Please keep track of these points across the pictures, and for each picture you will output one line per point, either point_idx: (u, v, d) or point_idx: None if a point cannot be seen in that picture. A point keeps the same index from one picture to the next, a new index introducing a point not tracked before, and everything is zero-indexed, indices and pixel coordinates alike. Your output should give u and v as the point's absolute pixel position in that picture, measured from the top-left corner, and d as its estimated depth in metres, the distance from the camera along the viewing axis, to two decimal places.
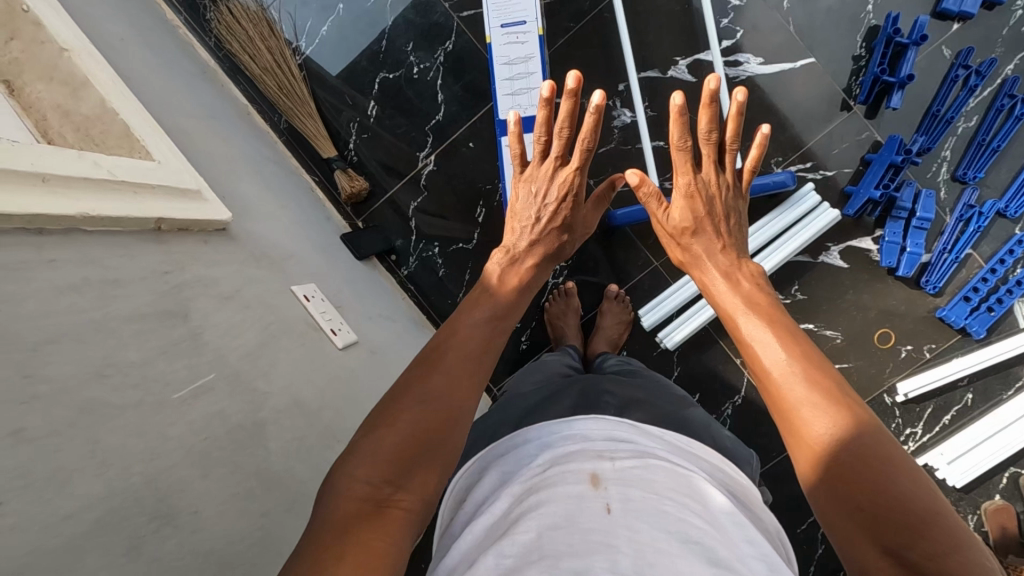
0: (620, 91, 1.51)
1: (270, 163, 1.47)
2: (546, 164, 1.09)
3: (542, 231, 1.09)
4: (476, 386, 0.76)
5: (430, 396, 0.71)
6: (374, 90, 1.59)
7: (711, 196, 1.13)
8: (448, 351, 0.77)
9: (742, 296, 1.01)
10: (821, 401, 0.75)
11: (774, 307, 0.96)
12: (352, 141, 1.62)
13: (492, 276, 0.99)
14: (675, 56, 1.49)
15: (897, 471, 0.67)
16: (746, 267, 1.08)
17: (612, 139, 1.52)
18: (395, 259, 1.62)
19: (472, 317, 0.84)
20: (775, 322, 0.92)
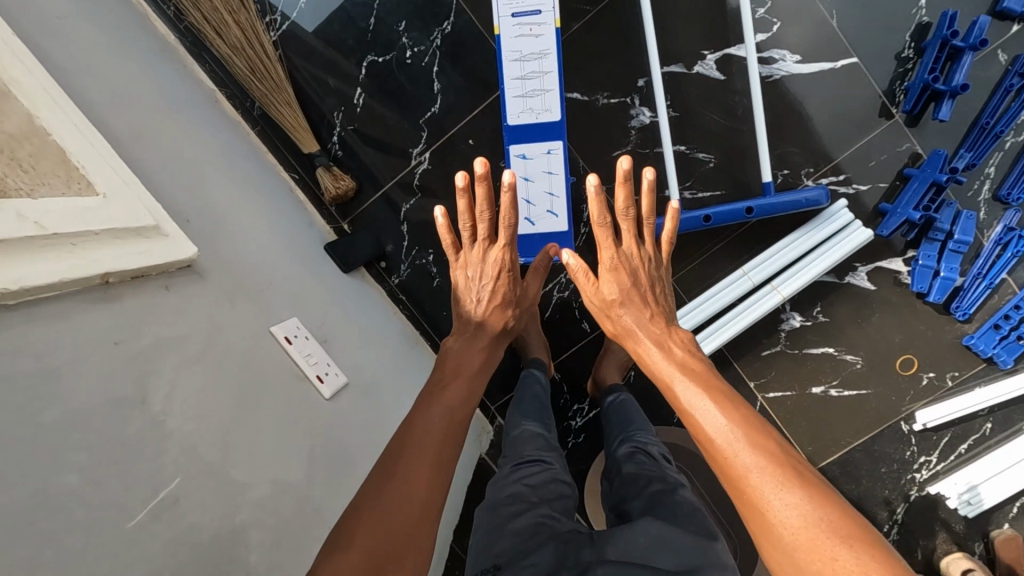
0: (640, 87, 1.34)
1: (246, 160, 1.29)
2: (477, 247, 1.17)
3: (489, 307, 1.19)
4: (439, 481, 0.80)
5: (395, 495, 0.74)
6: (361, 76, 1.40)
7: (635, 268, 1.20)
8: (414, 448, 0.83)
9: (680, 364, 1.08)
10: (768, 466, 0.82)
11: (706, 376, 1.04)
12: (337, 133, 1.44)
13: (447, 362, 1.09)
14: (703, 49, 1.32)
15: (853, 521, 0.75)
16: (676, 334, 1.16)
17: (628, 141, 1.36)
18: (384, 266, 1.47)
19: (431, 409, 0.93)
20: (718, 390, 0.99)
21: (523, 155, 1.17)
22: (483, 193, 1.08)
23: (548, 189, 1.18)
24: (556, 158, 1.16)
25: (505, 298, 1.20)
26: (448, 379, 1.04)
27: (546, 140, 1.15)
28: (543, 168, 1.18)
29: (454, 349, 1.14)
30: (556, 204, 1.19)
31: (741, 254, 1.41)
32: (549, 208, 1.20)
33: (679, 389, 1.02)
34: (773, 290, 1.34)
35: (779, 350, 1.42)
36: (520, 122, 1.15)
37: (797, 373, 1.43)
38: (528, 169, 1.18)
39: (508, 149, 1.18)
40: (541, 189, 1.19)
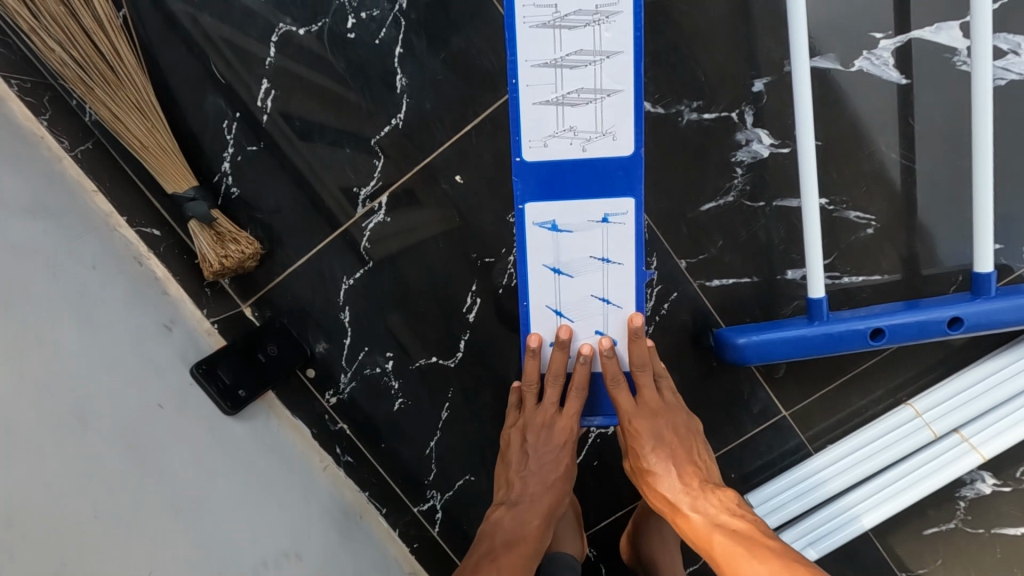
0: (756, 93, 0.77)
1: (40, 208, 0.68)
2: (545, 402, 0.76)
3: (546, 484, 0.78)
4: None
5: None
6: (268, 59, 0.81)
7: (667, 445, 0.75)
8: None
9: (736, 540, 0.65)
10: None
11: (767, 534, 0.65)
12: (228, 156, 0.83)
13: None
14: (874, 28, 0.74)
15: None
16: (727, 492, 0.72)
17: (729, 186, 0.79)
18: (312, 380, 0.89)
19: None
20: (779, 555, 0.61)
21: (553, 226, 0.69)
22: (561, 358, 0.73)
23: (597, 292, 0.71)
24: (617, 233, 0.69)
25: (568, 470, 0.79)
26: (493, 549, 0.75)
27: (602, 200, 0.68)
28: (592, 250, 0.70)
29: (508, 523, 0.76)
30: (612, 316, 0.72)
31: (903, 376, 0.85)
32: (600, 323, 0.72)
33: (722, 551, 0.65)
34: (967, 445, 0.79)
35: (951, 529, 0.88)
36: (553, 161, 0.66)
37: (979, 564, 0.88)
38: (565, 253, 0.70)
39: (525, 216, 0.68)
40: (586, 289, 0.71)
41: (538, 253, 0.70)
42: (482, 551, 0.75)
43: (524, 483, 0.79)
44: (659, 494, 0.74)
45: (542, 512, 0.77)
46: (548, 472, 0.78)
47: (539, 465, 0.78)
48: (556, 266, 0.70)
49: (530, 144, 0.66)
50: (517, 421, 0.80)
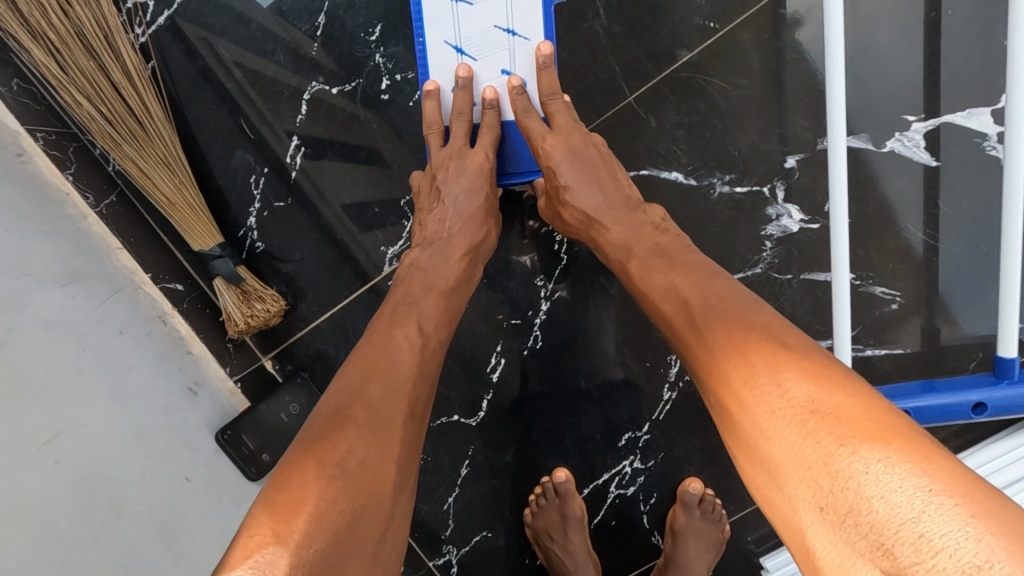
0: (788, 169, 0.78)
1: (67, 274, 0.67)
2: (455, 140, 0.73)
3: (469, 218, 0.72)
4: (408, 433, 0.55)
5: (346, 461, 0.50)
6: (299, 115, 0.80)
7: (582, 159, 0.70)
8: (370, 376, 0.56)
9: (657, 252, 0.62)
10: (779, 388, 0.47)
11: (685, 247, 0.63)
12: (254, 211, 0.82)
13: (386, 313, 0.64)
14: (906, 111, 0.75)
15: (930, 451, 0.41)
16: (652, 210, 0.68)
17: (758, 257, 0.80)
18: None
19: (390, 334, 0.61)
20: (699, 271, 0.58)
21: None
22: (465, 99, 0.73)
23: (502, 24, 0.71)
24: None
25: (490, 204, 0.73)
26: (411, 292, 0.66)
27: None
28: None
29: (426, 259, 0.69)
30: (518, 50, 0.72)
31: None
32: (505, 58, 0.72)
33: (644, 271, 0.62)
34: None
35: None
36: None
37: None
38: None
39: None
40: (488, 20, 0.71)
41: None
42: (399, 295, 0.66)
43: (441, 222, 0.71)
44: (580, 215, 0.70)
45: (462, 247, 0.70)
46: (470, 203, 0.71)
47: (455, 197, 0.71)
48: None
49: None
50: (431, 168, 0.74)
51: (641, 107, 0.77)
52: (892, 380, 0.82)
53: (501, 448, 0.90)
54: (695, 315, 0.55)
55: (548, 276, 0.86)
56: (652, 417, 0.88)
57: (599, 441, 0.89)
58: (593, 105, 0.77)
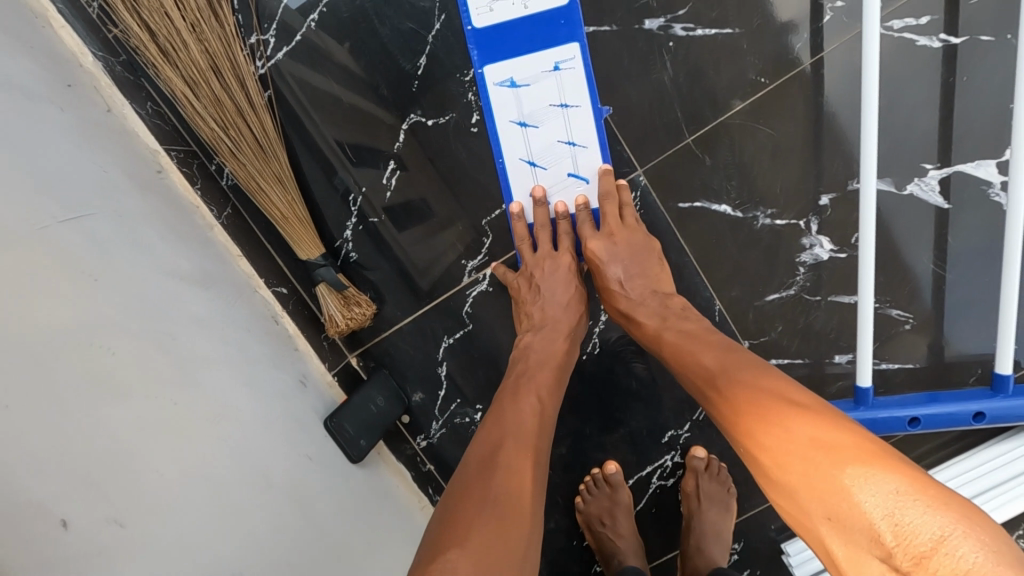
0: (822, 206, 0.89)
1: (206, 280, 0.77)
2: (542, 247, 0.88)
3: (563, 306, 0.86)
4: (539, 480, 0.69)
5: (498, 495, 0.63)
6: (397, 142, 0.90)
7: (628, 258, 0.85)
8: (505, 438, 0.70)
9: (686, 339, 0.76)
10: (787, 433, 0.60)
11: (706, 332, 0.77)
12: (350, 225, 0.92)
13: (508, 389, 0.78)
14: (925, 160, 0.87)
15: (906, 465, 0.53)
16: (673, 300, 0.83)
17: (792, 281, 0.92)
18: (407, 425, 0.97)
19: (519, 401, 0.76)
20: (721, 350, 0.73)
21: (511, 83, 0.84)
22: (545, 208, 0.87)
23: (563, 138, 0.85)
24: (568, 79, 0.83)
25: (580, 294, 0.88)
26: (528, 368, 0.81)
27: (551, 52, 0.83)
28: (550, 100, 0.84)
29: (537, 344, 0.84)
30: (580, 158, 0.86)
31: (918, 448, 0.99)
32: (570, 167, 0.87)
33: (677, 350, 0.76)
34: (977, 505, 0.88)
35: None
36: (498, 23, 0.83)
37: None
38: (526, 105, 0.85)
39: (489, 82, 0.84)
40: (551, 136, 0.85)
41: (504, 110, 0.85)
42: (520, 371, 0.81)
43: (543, 309, 0.86)
44: (617, 310, 0.85)
45: (565, 333, 0.85)
46: (563, 294, 0.86)
47: (552, 292, 0.86)
48: (521, 120, 0.85)
49: (478, 13, 0.83)
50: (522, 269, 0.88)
51: (698, 148, 0.88)
52: (902, 391, 0.95)
53: (557, 441, 1.01)
54: (719, 382, 0.69)
55: None
56: (692, 417, 0.99)
57: (644, 438, 1.00)
58: (656, 144, 0.88)
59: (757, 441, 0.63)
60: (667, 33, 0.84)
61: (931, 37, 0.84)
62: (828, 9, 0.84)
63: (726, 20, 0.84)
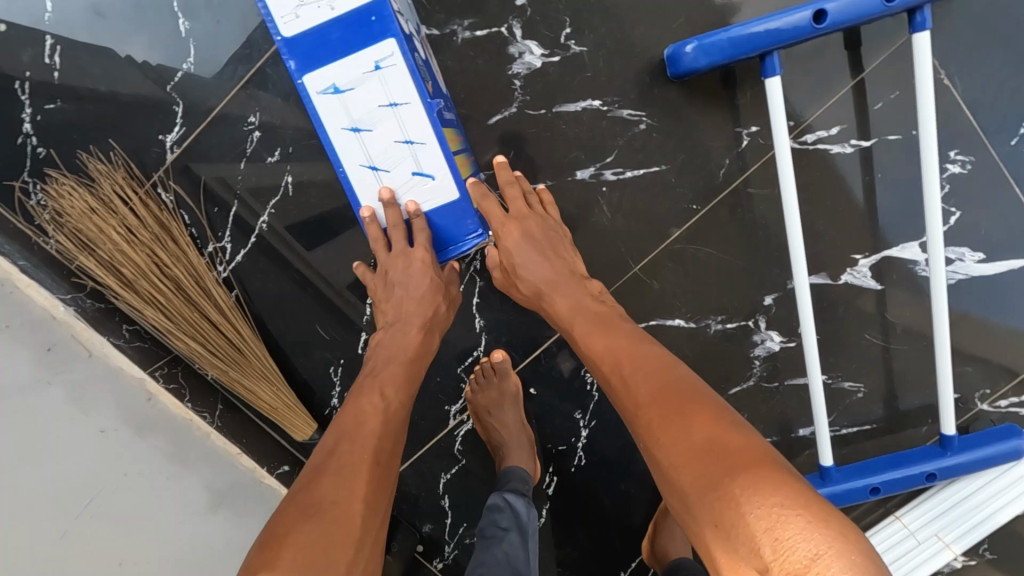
0: (767, 305, 0.96)
1: (217, 497, 0.83)
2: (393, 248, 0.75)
3: (418, 300, 0.78)
4: (378, 480, 0.64)
5: (325, 499, 0.59)
6: (365, 314, 0.95)
7: (529, 250, 0.79)
8: (342, 442, 0.66)
9: (596, 322, 0.75)
10: (684, 432, 0.57)
11: (622, 321, 0.76)
12: (336, 393, 0.98)
13: (357, 388, 0.74)
14: (855, 251, 0.94)
15: (791, 480, 0.50)
16: (592, 284, 0.81)
17: (750, 374, 0.99)
18: (422, 550, 1.05)
19: (360, 400, 0.71)
20: (634, 342, 0.71)
21: (335, 90, 0.61)
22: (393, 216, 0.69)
23: (400, 137, 0.63)
24: (393, 75, 0.61)
25: (439, 282, 0.79)
26: (375, 365, 0.76)
27: (368, 41, 0.59)
28: (378, 100, 0.62)
29: (387, 339, 0.79)
30: (422, 156, 0.65)
31: None
32: (414, 167, 0.66)
33: (593, 343, 0.73)
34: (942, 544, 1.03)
35: None
36: (309, 27, 0.59)
37: None
38: (355, 111, 0.62)
39: (306, 89, 0.61)
40: (388, 140, 0.64)
41: (331, 123, 0.62)
42: (367, 371, 0.76)
43: (399, 305, 0.80)
44: (525, 282, 0.80)
45: (419, 325, 0.79)
46: (420, 289, 0.77)
47: (406, 287, 0.77)
48: (353, 128, 0.63)
49: (284, 22, 0.59)
50: (382, 271, 0.78)
51: (645, 274, 0.94)
52: (866, 449, 1.04)
53: None
54: (627, 375, 0.67)
55: (584, 409, 1.01)
56: None
57: None
58: (606, 278, 0.94)
59: (656, 434, 0.60)
60: (599, 180, 0.89)
61: (844, 144, 0.91)
62: (745, 135, 0.89)
63: (652, 160, 0.89)
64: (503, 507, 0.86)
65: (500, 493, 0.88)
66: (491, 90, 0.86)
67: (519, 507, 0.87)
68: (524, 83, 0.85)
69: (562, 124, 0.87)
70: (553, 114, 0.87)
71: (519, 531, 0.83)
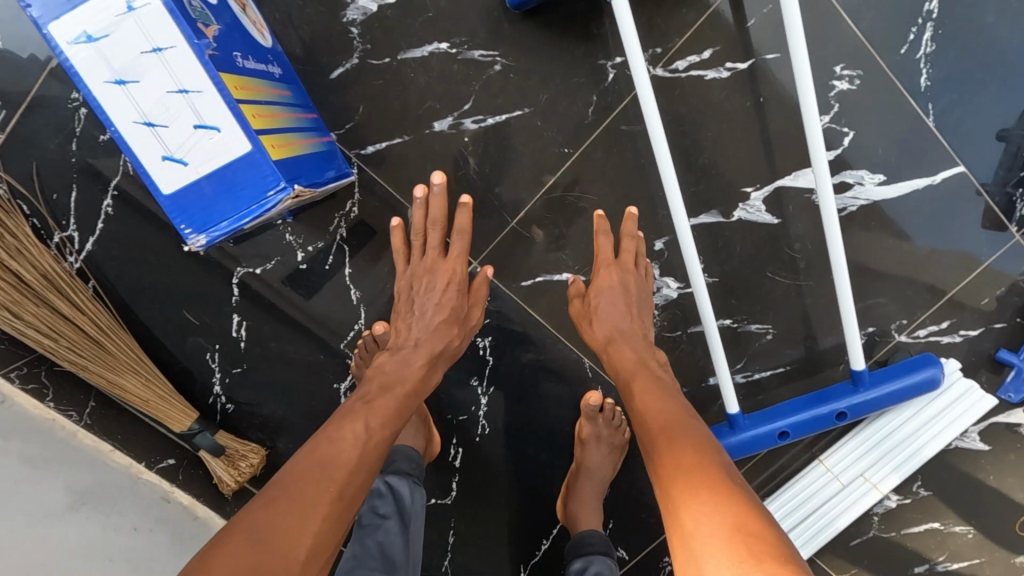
0: (658, 250, 0.91)
1: (79, 497, 0.79)
2: (429, 250, 0.83)
3: (435, 329, 0.80)
4: (340, 517, 0.58)
5: (275, 532, 0.53)
6: (234, 295, 0.90)
7: (618, 298, 0.82)
8: (309, 470, 0.59)
9: (638, 379, 0.75)
10: (711, 509, 0.54)
11: (659, 378, 0.75)
12: (218, 380, 0.94)
13: (343, 410, 0.69)
14: (745, 184, 0.88)
15: None
16: (658, 355, 0.81)
17: (650, 324, 0.94)
18: None
19: (344, 426, 0.65)
20: (684, 411, 0.69)
21: (87, 38, 0.53)
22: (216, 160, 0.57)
23: (172, 85, 0.55)
24: (149, 16, 0.52)
25: (455, 315, 0.82)
26: (369, 391, 0.72)
27: None
28: (138, 46, 0.53)
29: (390, 364, 0.76)
30: (202, 106, 0.55)
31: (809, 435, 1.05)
32: (194, 121, 0.56)
33: (640, 397, 0.71)
34: (869, 484, 0.98)
35: (871, 537, 1.09)
36: None
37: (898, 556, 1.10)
38: (115, 61, 0.53)
39: (54, 40, 0.53)
40: (158, 91, 0.55)
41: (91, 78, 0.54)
42: (358, 394, 0.72)
43: (408, 326, 0.81)
44: (602, 328, 0.82)
45: (425, 356, 0.78)
46: (420, 325, 0.81)
47: (423, 310, 0.81)
48: (118, 81, 0.54)
49: None
50: (406, 271, 0.85)
51: (523, 228, 0.89)
52: (782, 393, 0.98)
53: None
54: (663, 431, 0.65)
55: (481, 375, 0.97)
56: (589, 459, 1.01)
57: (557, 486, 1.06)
58: (483, 236, 0.89)
59: (679, 504, 0.57)
60: (460, 130, 0.83)
61: (719, 68, 0.84)
62: (610, 67, 0.82)
63: (513, 103, 0.83)
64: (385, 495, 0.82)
65: (383, 477, 0.84)
66: (329, 43, 0.80)
67: (403, 492, 0.84)
68: (363, 31, 0.80)
69: (410, 72, 0.81)
70: (399, 62, 0.81)
71: (399, 519, 0.81)
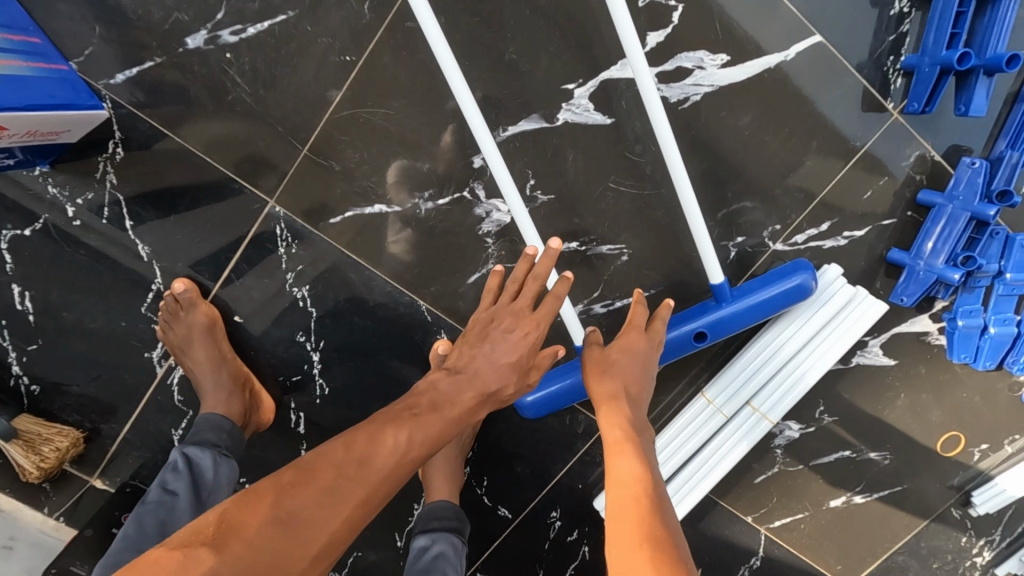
0: (478, 168, 0.80)
1: None
2: (521, 299, 0.70)
3: (501, 370, 0.67)
4: (356, 526, 0.54)
5: (294, 524, 0.50)
6: (9, 263, 0.81)
7: (636, 366, 0.72)
8: (345, 467, 0.55)
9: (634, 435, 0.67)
10: None
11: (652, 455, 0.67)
12: (13, 360, 0.85)
13: (382, 420, 0.61)
14: (565, 80, 0.76)
15: None
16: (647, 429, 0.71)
17: (485, 256, 0.83)
18: None
19: (389, 429, 0.59)
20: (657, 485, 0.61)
21: None
22: None
23: None
24: None
25: (521, 364, 0.68)
26: (414, 406, 0.63)
27: None
28: None
29: (443, 386, 0.66)
30: None
31: (693, 365, 0.93)
32: None
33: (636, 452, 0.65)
34: (757, 415, 0.87)
35: (776, 472, 0.99)
36: None
37: (808, 492, 0.99)
38: None
39: None
40: None
41: None
42: (402, 405, 0.63)
43: (471, 357, 0.68)
44: (609, 382, 0.72)
45: (477, 392, 0.66)
46: (502, 358, 0.67)
47: (492, 347, 0.68)
48: None
49: None
50: (487, 308, 0.72)
51: (318, 155, 0.78)
52: None
53: None
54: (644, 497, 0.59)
55: (308, 330, 0.86)
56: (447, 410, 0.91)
57: None
58: (275, 169, 0.79)
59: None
60: (217, 45, 0.73)
61: None
62: None
63: (273, 8, 0.73)
64: (180, 469, 0.73)
65: (183, 448, 0.75)
66: None
67: (204, 466, 0.75)
68: None
69: None
70: None
71: (193, 495, 0.72)
